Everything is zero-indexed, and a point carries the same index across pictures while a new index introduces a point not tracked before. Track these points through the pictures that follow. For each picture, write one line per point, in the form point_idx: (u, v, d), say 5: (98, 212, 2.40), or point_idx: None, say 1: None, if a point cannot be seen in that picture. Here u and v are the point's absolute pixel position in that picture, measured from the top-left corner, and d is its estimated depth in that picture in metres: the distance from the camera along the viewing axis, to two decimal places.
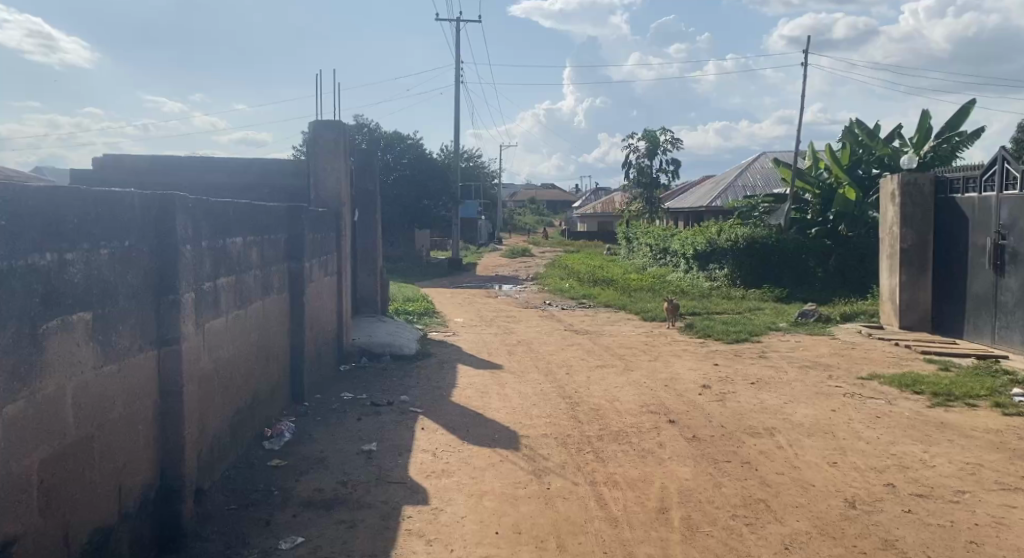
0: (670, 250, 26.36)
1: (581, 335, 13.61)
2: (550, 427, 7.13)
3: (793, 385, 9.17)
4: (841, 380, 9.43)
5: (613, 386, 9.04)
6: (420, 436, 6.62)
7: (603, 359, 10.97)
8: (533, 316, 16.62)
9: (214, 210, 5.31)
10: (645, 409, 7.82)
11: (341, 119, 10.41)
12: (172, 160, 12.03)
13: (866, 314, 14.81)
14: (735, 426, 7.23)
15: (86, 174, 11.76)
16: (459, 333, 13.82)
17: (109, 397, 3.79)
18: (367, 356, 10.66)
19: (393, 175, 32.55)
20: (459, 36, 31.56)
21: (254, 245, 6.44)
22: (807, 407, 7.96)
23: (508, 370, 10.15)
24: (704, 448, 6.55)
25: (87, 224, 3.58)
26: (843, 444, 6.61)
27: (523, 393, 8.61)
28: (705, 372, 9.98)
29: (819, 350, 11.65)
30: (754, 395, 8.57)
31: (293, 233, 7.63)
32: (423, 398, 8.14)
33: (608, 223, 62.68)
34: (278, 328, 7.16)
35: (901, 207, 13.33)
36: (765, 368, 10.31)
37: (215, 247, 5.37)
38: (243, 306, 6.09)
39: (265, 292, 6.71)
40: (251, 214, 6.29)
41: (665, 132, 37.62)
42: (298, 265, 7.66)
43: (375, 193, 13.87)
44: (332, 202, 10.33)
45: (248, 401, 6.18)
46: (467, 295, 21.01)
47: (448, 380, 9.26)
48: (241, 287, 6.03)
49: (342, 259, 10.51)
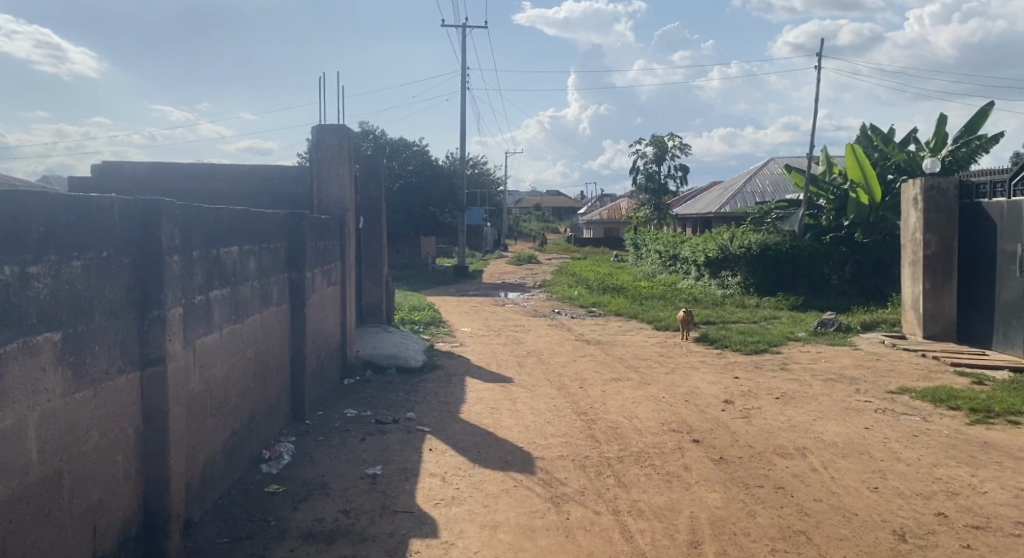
0: (681, 257, 25.89)
1: (593, 346, 13.17)
2: (566, 448, 6.70)
3: (820, 400, 8.71)
4: (869, 394, 8.96)
5: (629, 401, 8.60)
6: (427, 459, 6.18)
7: (617, 372, 10.55)
8: (542, 325, 16.17)
9: (205, 217, 4.91)
10: (666, 428, 7.39)
11: (345, 123, 9.99)
12: (172, 167, 11.67)
13: (887, 323, 14.33)
14: (764, 446, 6.78)
15: (84, 181, 11.42)
16: (466, 343, 13.40)
17: (81, 426, 3.37)
18: (373, 369, 10.26)
19: (399, 182, 32.20)
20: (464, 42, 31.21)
21: (252, 255, 6.04)
22: (838, 424, 7.51)
23: (519, 383, 9.72)
24: (732, 472, 6.10)
25: (56, 231, 3.18)
26: (883, 465, 6.15)
27: (536, 409, 8.18)
28: (726, 386, 9.53)
29: (843, 362, 11.18)
30: (780, 411, 8.11)
31: (294, 241, 7.22)
32: (430, 415, 7.72)
33: (615, 229, 62.14)
34: (278, 343, 6.76)
35: (924, 212, 12.92)
36: (789, 382, 9.83)
37: (207, 257, 4.97)
38: (239, 320, 5.69)
39: (263, 304, 6.31)
40: (248, 222, 5.90)
41: (673, 137, 37.24)
42: (299, 275, 7.26)
43: (380, 201, 13.49)
44: (335, 209, 9.94)
45: (244, 421, 5.78)
46: (473, 303, 20.58)
47: (456, 395, 8.85)
48: (237, 300, 5.63)
49: (346, 268, 10.10)
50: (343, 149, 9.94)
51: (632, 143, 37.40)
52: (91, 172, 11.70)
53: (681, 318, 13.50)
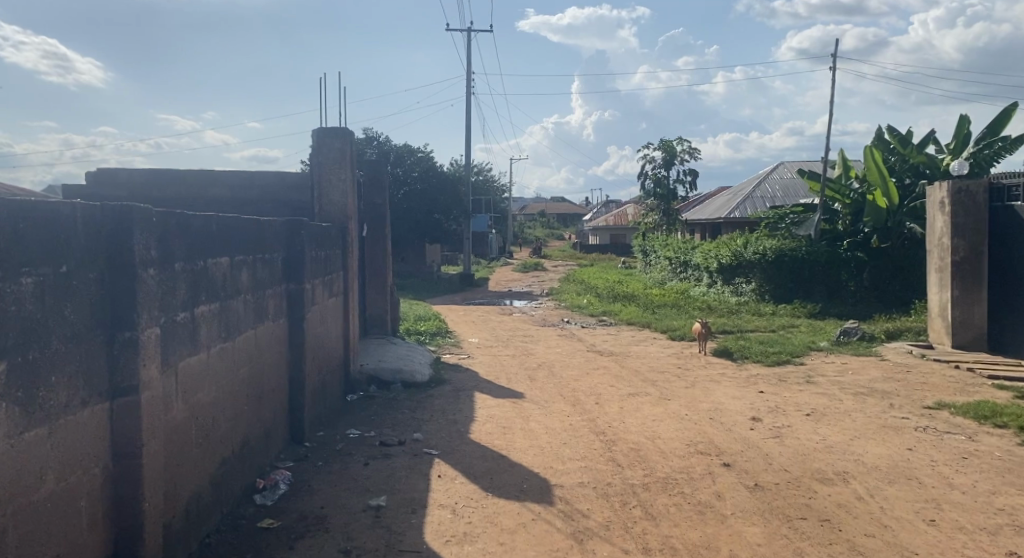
0: (692, 264, 25.36)
1: (606, 358, 12.63)
2: (587, 473, 6.16)
3: (854, 417, 8.15)
4: (905, 410, 8.40)
5: (649, 419, 8.07)
6: (436, 488, 5.66)
7: (634, 386, 10.02)
8: (552, 335, 15.64)
9: (189, 225, 4.43)
10: (692, 450, 6.88)
11: (347, 127, 9.51)
12: (170, 175, 11.22)
13: (912, 332, 13.76)
14: (801, 470, 6.25)
15: (78, 189, 10.98)
16: (474, 355, 12.89)
17: (32, 471, 2.87)
18: (377, 384, 9.77)
19: (404, 189, 31.79)
20: (467, 47, 30.80)
21: (246, 266, 5.56)
22: (878, 444, 6.96)
23: (531, 399, 9.19)
24: (770, 501, 5.55)
25: (4, 243, 2.68)
26: (936, 492, 5.59)
27: (551, 428, 7.66)
28: (751, 402, 8.99)
29: (871, 375, 10.62)
30: (814, 430, 7.55)
31: (292, 252, 6.73)
32: (439, 435, 7.20)
33: (621, 235, 61.61)
34: (274, 361, 6.26)
35: (951, 216, 12.43)
36: (817, 397, 9.27)
37: (192, 270, 4.49)
38: (230, 338, 5.20)
39: (258, 320, 5.82)
40: (240, 231, 5.42)
41: (681, 142, 36.70)
42: (298, 287, 6.77)
43: (384, 207, 13.05)
44: (337, 218, 9.46)
45: (236, 449, 5.28)
46: (480, 313, 20.09)
47: (465, 412, 8.33)
48: (227, 316, 5.14)
49: (349, 278, 9.62)
50: (346, 154, 9.47)
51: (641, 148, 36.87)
52: (85, 181, 11.26)
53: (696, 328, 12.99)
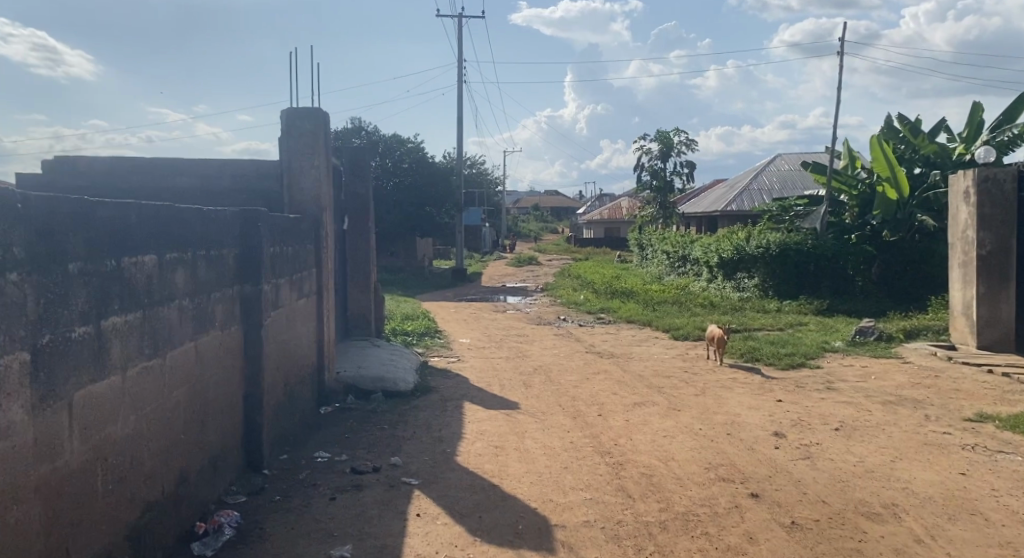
0: (691, 258, 24.47)
1: (606, 359, 11.70)
2: (592, 508, 5.23)
3: (888, 432, 7.25)
4: (944, 423, 7.52)
5: (660, 435, 7.15)
6: (413, 532, 4.72)
7: (639, 394, 9.10)
8: (548, 335, 14.67)
9: (93, 215, 3.43)
10: (713, 476, 5.97)
11: (320, 107, 8.49)
12: (135, 163, 10.22)
13: (931, 331, 12.90)
14: (842, 501, 5.35)
15: (31, 179, 9.95)
16: (464, 358, 11.93)
17: None
18: (355, 394, 8.80)
19: (394, 180, 30.77)
20: (461, 34, 29.86)
21: (183, 265, 4.55)
22: (924, 467, 6.07)
23: (526, 411, 8.25)
24: (812, 546, 4.62)
25: None
26: (1008, 534, 4.70)
27: (550, 447, 6.74)
28: (771, 414, 8.08)
29: (896, 380, 9.72)
30: (847, 449, 6.66)
31: (247, 247, 5.73)
32: (420, 459, 6.24)
33: (614, 229, 60.48)
34: (224, 376, 5.28)
35: (977, 206, 11.56)
36: (843, 407, 8.37)
37: (98, 272, 3.47)
38: (161, 353, 4.20)
39: (200, 330, 4.83)
40: (173, 223, 4.40)
41: (678, 132, 35.78)
42: (254, 288, 5.77)
43: (367, 198, 12.01)
44: (309, 208, 8.45)
45: (170, 489, 4.30)
46: (472, 310, 19.15)
47: (452, 428, 7.39)
48: (156, 326, 4.14)
49: (323, 276, 8.66)
50: (320, 138, 8.48)
51: (636, 139, 35.89)
52: (41, 169, 10.25)
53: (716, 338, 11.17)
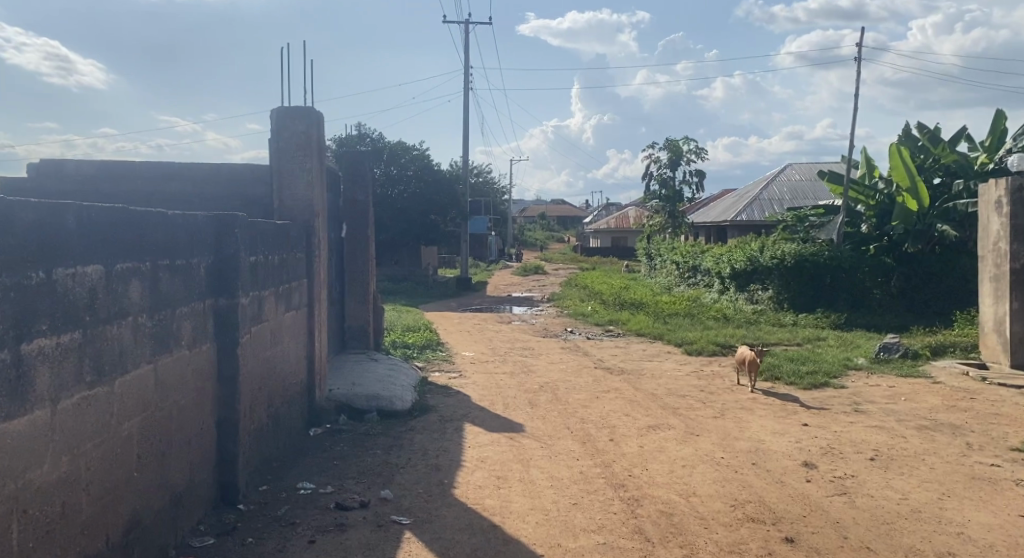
0: (702, 269, 23.81)
1: (616, 376, 11.06)
2: (606, 555, 4.59)
3: (930, 463, 6.59)
4: (990, 453, 6.85)
5: (679, 465, 6.51)
6: None
7: (653, 415, 8.46)
8: (554, 349, 14.04)
9: (13, 217, 2.84)
10: (740, 514, 5.33)
11: (314, 107, 7.90)
12: (128, 167, 9.62)
13: (959, 348, 12.21)
14: (890, 549, 4.70)
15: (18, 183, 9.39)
16: (466, 374, 11.31)
17: None
18: (348, 413, 8.19)
19: (399, 188, 30.30)
20: (468, 40, 29.51)
21: (139, 276, 3.96)
22: (978, 507, 5.41)
23: (531, 434, 7.63)
24: None
25: None
26: None
27: (558, 478, 6.10)
28: (798, 440, 7.42)
29: (929, 401, 9.06)
30: (887, 484, 6.00)
31: (221, 256, 5.14)
32: (413, 493, 5.62)
33: (622, 238, 59.91)
34: (191, 402, 4.68)
35: (1010, 217, 10.92)
36: (874, 433, 7.71)
37: (19, 287, 2.88)
38: (108, 379, 3.61)
39: (161, 350, 4.24)
40: (125, 227, 3.80)
41: (688, 141, 35.25)
42: (230, 301, 5.19)
43: (367, 205, 11.39)
44: (300, 215, 7.89)
45: (119, 537, 3.71)
46: (477, 322, 18.54)
47: (451, 454, 6.77)
48: (101, 348, 3.55)
49: (315, 287, 8.09)
50: (313, 140, 7.90)
51: (646, 147, 35.38)
52: (29, 173, 9.70)
53: (740, 362, 10.31)
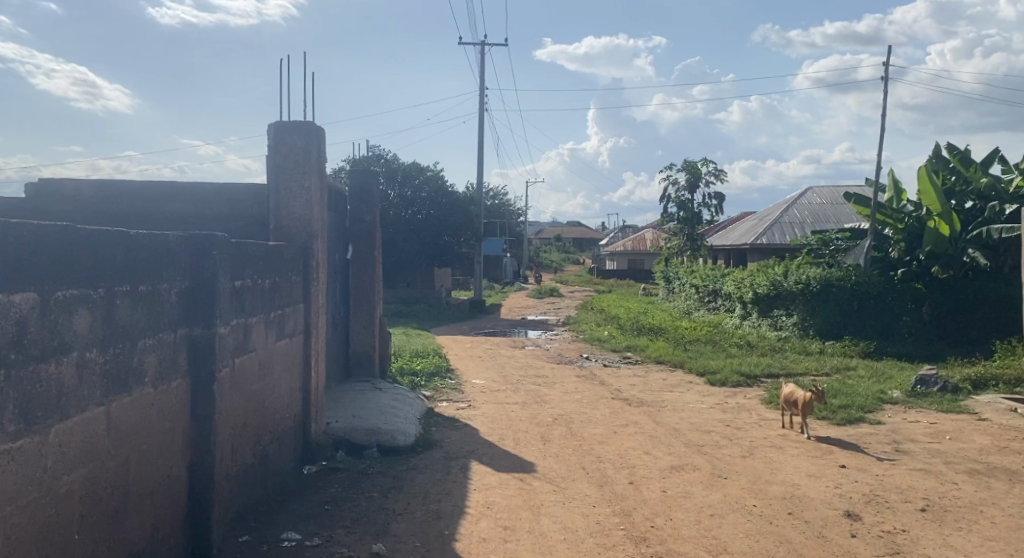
0: (722, 293, 23.09)
1: (636, 409, 10.39)
2: None
3: (989, 516, 5.88)
4: None
5: (707, 514, 5.85)
6: None
7: (675, 454, 7.80)
8: (569, 377, 13.40)
9: None
10: None
11: (313, 122, 7.42)
12: (124, 187, 9.13)
13: (1001, 383, 11.35)
14: None
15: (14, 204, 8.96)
16: (476, 404, 10.71)
17: None
18: (347, 449, 7.62)
19: (413, 209, 29.94)
20: (484, 62, 29.24)
21: (89, 306, 3.44)
22: None
23: (543, 475, 7.00)
24: None
25: None
26: None
27: (573, 529, 5.47)
28: (837, 486, 6.73)
29: (977, 442, 8.32)
30: (943, 541, 5.31)
31: (197, 279, 4.62)
32: (407, 547, 5.00)
33: (639, 261, 59.20)
34: (155, 445, 4.14)
35: None
36: (921, 478, 6.99)
37: None
38: (40, 427, 3.07)
39: (117, 389, 3.71)
40: (72, 249, 3.28)
41: (707, 163, 34.70)
42: (206, 331, 4.66)
43: (373, 225, 10.87)
44: (298, 235, 7.39)
45: None
46: (489, 346, 17.93)
47: (454, 499, 6.15)
48: (31, 390, 3.01)
49: (313, 313, 7.57)
50: (313, 156, 7.41)
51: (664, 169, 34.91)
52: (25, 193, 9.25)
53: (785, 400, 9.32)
